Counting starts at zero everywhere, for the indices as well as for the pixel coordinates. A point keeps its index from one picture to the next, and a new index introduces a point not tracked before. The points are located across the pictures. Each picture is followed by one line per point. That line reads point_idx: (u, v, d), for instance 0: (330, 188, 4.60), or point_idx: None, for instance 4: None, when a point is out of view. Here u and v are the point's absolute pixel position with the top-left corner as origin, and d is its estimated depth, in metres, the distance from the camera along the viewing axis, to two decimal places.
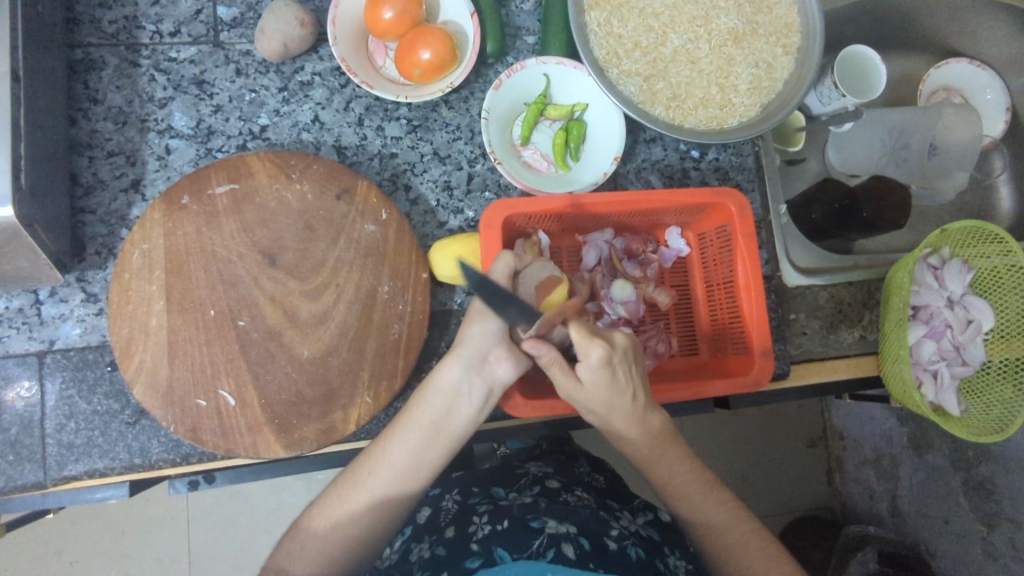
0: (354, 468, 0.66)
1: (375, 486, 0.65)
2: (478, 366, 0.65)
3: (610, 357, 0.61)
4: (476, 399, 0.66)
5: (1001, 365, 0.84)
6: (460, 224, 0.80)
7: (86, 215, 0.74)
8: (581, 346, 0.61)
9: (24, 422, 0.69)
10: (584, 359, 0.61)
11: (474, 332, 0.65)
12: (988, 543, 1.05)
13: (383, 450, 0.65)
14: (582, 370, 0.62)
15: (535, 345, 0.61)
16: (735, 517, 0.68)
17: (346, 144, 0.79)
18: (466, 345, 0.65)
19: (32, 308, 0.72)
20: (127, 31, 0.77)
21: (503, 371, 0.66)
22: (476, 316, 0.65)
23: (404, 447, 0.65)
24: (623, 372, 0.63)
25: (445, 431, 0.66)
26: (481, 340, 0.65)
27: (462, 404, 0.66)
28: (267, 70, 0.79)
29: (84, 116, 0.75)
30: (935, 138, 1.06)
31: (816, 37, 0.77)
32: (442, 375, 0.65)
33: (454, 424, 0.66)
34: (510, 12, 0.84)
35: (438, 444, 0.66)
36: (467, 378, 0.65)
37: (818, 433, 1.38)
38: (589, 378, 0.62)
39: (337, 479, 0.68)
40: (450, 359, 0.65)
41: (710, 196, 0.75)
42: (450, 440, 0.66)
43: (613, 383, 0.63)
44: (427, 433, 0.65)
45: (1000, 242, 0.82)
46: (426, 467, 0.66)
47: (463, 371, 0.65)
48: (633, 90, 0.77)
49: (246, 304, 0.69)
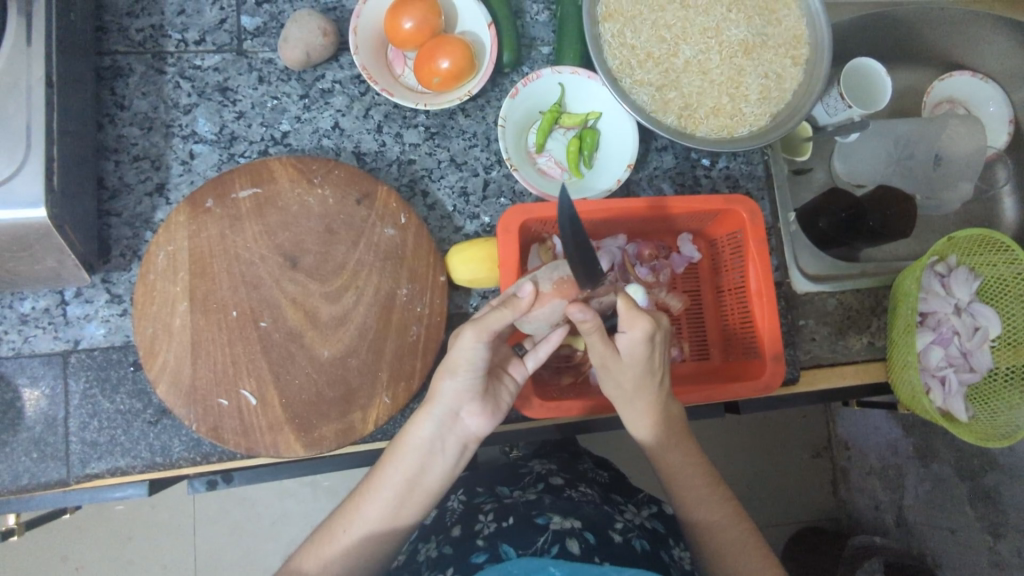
0: (332, 524, 0.67)
1: (355, 539, 0.65)
2: (450, 422, 0.65)
3: (653, 334, 0.62)
4: (449, 453, 0.67)
5: (1007, 372, 0.85)
6: (475, 229, 0.81)
7: (112, 217, 0.76)
8: (626, 319, 0.61)
9: (48, 421, 0.70)
10: (628, 331, 0.62)
11: (446, 389, 0.64)
12: (994, 553, 1.03)
13: (361, 505, 0.66)
14: (623, 340, 0.63)
15: (581, 310, 0.61)
16: (734, 518, 0.70)
17: (365, 151, 0.81)
18: (438, 402, 0.64)
19: (57, 308, 0.73)
20: (154, 39, 0.79)
21: (476, 425, 0.67)
22: (448, 371, 0.63)
23: (381, 503, 0.65)
24: (659, 352, 0.64)
25: (419, 488, 0.66)
26: (453, 396, 0.64)
27: (436, 461, 0.66)
28: (289, 78, 0.81)
29: (110, 122, 0.77)
30: (940, 149, 1.08)
31: (824, 50, 0.78)
32: (414, 432, 0.65)
33: (429, 480, 0.66)
34: (525, 24, 0.87)
35: (413, 500, 0.67)
36: (440, 434, 0.65)
37: (822, 443, 1.39)
38: (628, 351, 0.63)
39: (323, 526, 0.68)
40: (422, 416, 0.65)
41: (722, 201, 0.77)
42: (424, 496, 0.67)
43: (650, 359, 0.64)
44: (401, 490, 0.66)
45: (1006, 250, 0.83)
46: (402, 521, 0.67)
47: (436, 428, 0.65)
48: (645, 99, 0.79)
49: (268, 305, 0.71)
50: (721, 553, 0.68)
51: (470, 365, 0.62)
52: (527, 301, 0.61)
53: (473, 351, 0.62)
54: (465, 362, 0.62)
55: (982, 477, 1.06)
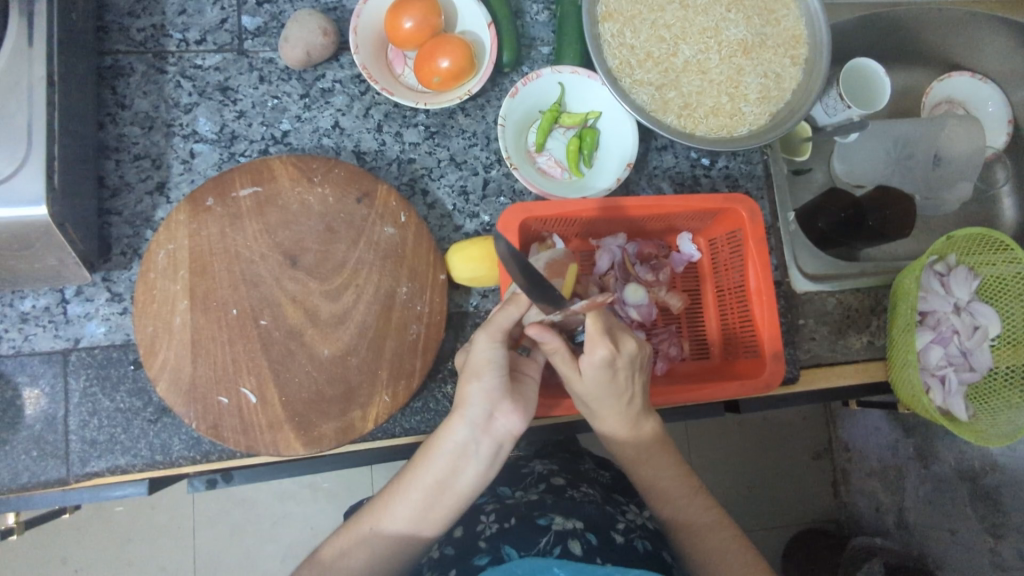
0: (357, 520, 0.67)
1: (379, 539, 0.65)
2: (483, 426, 0.63)
3: (614, 359, 0.62)
4: (483, 458, 0.64)
5: (1007, 372, 0.85)
6: (475, 228, 0.81)
7: (112, 216, 0.76)
8: (590, 341, 0.62)
9: (48, 420, 0.70)
10: (588, 355, 0.62)
11: (473, 391, 0.63)
12: (995, 554, 1.03)
13: (386, 507, 0.66)
14: (583, 364, 0.63)
15: (542, 331, 0.61)
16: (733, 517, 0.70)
17: (365, 150, 0.81)
18: (468, 406, 0.63)
19: (58, 306, 0.73)
20: (155, 39, 0.79)
21: (509, 429, 0.64)
22: (475, 373, 0.63)
23: (407, 506, 0.65)
24: (624, 375, 0.64)
25: (450, 493, 0.64)
26: (483, 399, 0.63)
27: (468, 466, 0.64)
28: (289, 78, 0.81)
29: (111, 121, 0.77)
30: (938, 149, 1.08)
31: (823, 49, 0.79)
32: (446, 435, 0.64)
33: (460, 484, 0.64)
34: (525, 24, 0.87)
35: (442, 504, 0.65)
36: (472, 439, 0.63)
37: (823, 445, 1.39)
38: (590, 376, 0.63)
39: (342, 528, 0.68)
40: (453, 420, 0.63)
41: (721, 201, 0.77)
42: (456, 501, 0.65)
43: (611, 383, 0.64)
44: (432, 494, 0.64)
45: (1004, 250, 0.83)
46: (431, 525, 0.65)
47: (469, 431, 0.63)
48: (644, 99, 0.79)
49: (268, 304, 0.71)
50: (722, 551, 0.68)
51: (492, 364, 0.63)
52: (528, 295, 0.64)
53: (492, 351, 0.63)
54: (490, 359, 0.63)
55: (983, 477, 1.05)
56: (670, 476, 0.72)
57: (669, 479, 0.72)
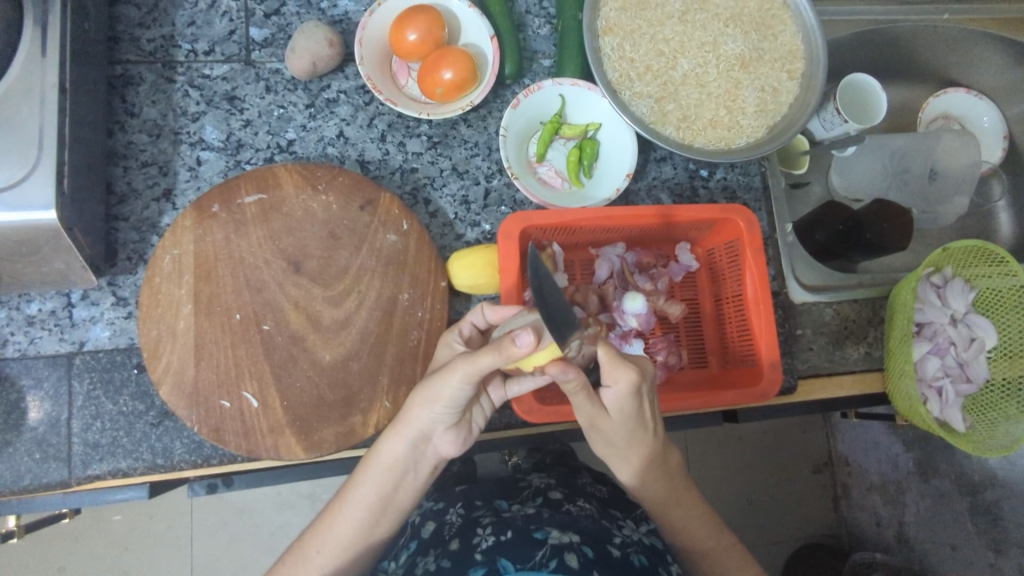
0: (303, 543, 0.70)
1: (324, 557, 0.69)
2: (419, 445, 0.68)
3: (638, 385, 0.61)
4: (416, 473, 0.70)
5: (1004, 383, 0.86)
6: (476, 236, 0.83)
7: (120, 222, 0.77)
8: (611, 371, 0.59)
9: (52, 422, 0.70)
10: (611, 383, 0.60)
11: (418, 416, 0.65)
12: (995, 569, 1.02)
13: (329, 526, 0.70)
14: (610, 394, 0.61)
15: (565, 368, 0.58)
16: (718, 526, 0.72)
17: (369, 159, 0.83)
18: (409, 425, 0.66)
19: (64, 310, 0.74)
20: (164, 49, 0.81)
21: (443, 448, 0.70)
22: (426, 401, 0.64)
23: (351, 525, 0.69)
24: (647, 400, 0.64)
25: (390, 507, 0.70)
26: (427, 422, 0.66)
27: (406, 481, 0.70)
28: (295, 88, 0.83)
29: (120, 129, 0.79)
30: (935, 163, 1.10)
31: (820, 62, 0.81)
32: (384, 453, 0.67)
33: (399, 497, 0.70)
34: (526, 38, 0.89)
35: (386, 518, 0.71)
36: (408, 454, 0.68)
37: (823, 459, 1.39)
38: (615, 404, 0.62)
39: (287, 554, 0.71)
40: (393, 437, 0.67)
41: (720, 211, 0.78)
42: (397, 513, 0.71)
43: (637, 412, 0.64)
44: (374, 511, 0.69)
45: (1001, 264, 0.84)
46: (374, 535, 0.71)
47: (406, 450, 0.68)
48: (644, 111, 0.81)
49: (271, 309, 0.72)
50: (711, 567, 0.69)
51: (445, 400, 0.64)
52: (523, 352, 0.55)
53: (450, 389, 0.62)
54: (449, 396, 0.63)
55: (982, 492, 1.05)
56: (659, 494, 0.73)
57: (660, 495, 0.73)
